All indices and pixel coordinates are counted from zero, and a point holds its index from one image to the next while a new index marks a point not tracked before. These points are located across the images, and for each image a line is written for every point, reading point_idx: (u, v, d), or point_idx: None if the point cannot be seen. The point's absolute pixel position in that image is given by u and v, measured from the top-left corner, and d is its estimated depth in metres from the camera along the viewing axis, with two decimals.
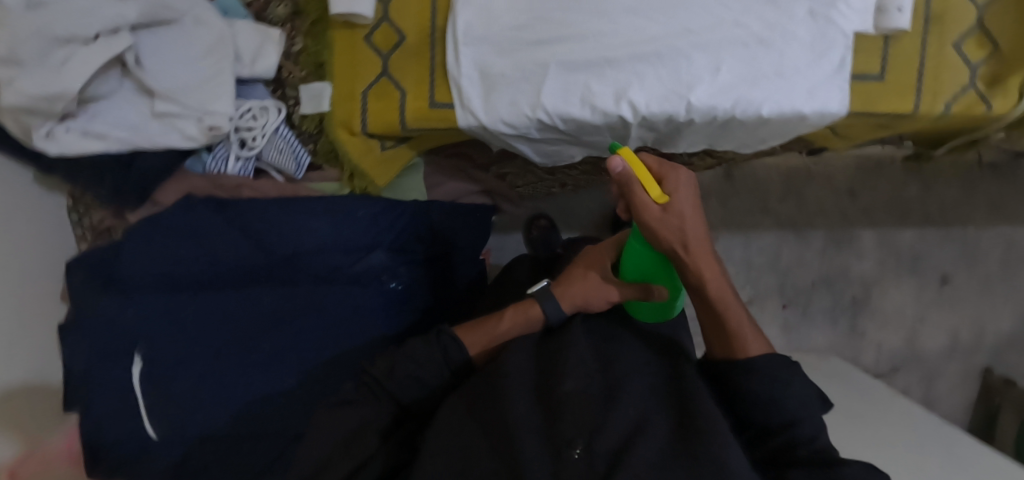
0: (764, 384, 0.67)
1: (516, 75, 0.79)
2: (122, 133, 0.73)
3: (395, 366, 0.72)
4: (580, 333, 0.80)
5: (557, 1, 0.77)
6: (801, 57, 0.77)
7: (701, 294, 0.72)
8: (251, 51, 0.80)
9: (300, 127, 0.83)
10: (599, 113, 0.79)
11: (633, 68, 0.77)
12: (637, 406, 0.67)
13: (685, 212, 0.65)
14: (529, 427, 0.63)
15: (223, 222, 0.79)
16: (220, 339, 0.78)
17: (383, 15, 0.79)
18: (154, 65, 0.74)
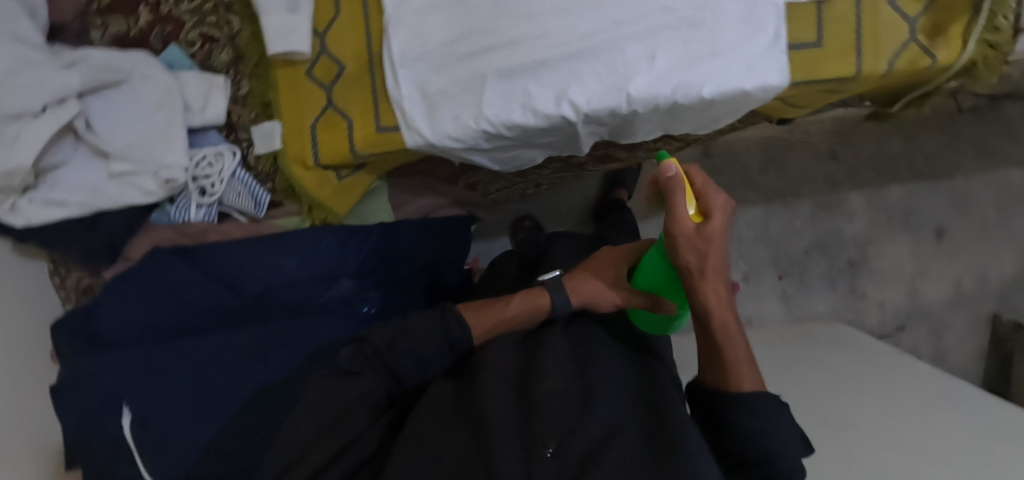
0: (751, 415, 0.66)
1: (456, 89, 0.80)
2: (82, 197, 0.75)
3: (396, 338, 0.74)
4: (560, 338, 0.80)
5: (486, 12, 0.78)
6: (734, 34, 0.77)
7: (703, 321, 0.69)
8: (199, 100, 0.83)
9: (256, 167, 0.86)
10: (542, 116, 0.79)
11: (569, 68, 0.78)
12: (613, 407, 0.67)
13: (718, 237, 0.63)
14: (504, 426, 0.64)
15: (192, 270, 0.81)
16: (203, 373, 0.78)
17: (321, 48, 0.82)
18: (105, 127, 0.76)
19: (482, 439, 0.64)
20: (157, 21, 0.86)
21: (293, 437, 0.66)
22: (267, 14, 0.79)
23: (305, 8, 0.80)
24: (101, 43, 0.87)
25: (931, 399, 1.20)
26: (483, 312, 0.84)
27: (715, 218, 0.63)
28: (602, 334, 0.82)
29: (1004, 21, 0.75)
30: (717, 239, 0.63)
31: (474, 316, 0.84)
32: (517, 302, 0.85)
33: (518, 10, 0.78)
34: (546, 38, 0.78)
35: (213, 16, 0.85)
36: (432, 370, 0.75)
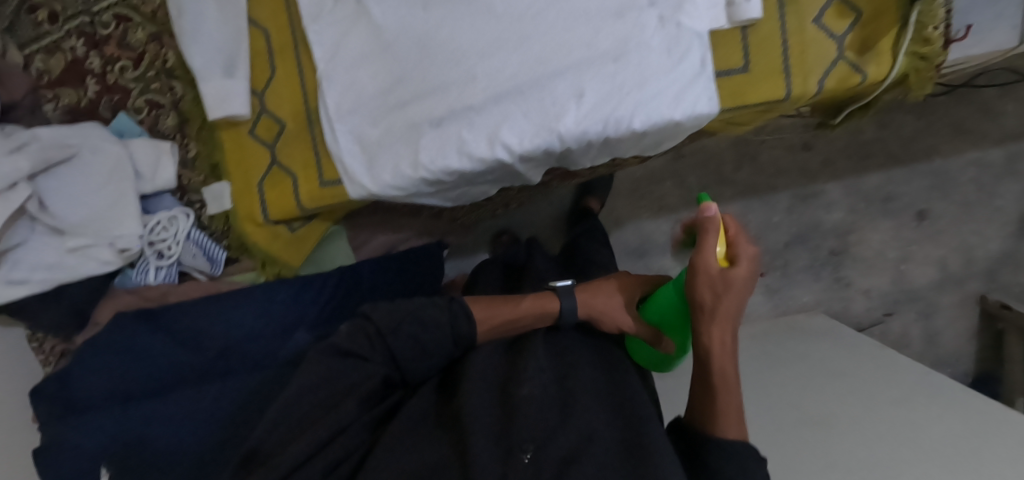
0: (730, 461, 0.64)
1: (392, 140, 0.81)
2: (43, 274, 0.78)
3: (402, 324, 0.73)
4: (540, 346, 0.80)
5: (414, 62, 0.79)
6: (660, 65, 0.77)
7: (700, 361, 0.71)
8: (150, 166, 0.86)
9: (210, 227, 0.89)
10: (477, 160, 0.81)
11: (499, 111, 0.79)
12: (589, 416, 0.68)
13: (739, 283, 0.68)
14: (483, 428, 0.64)
15: (155, 333, 0.85)
16: (179, 419, 0.81)
17: (261, 108, 0.84)
18: (58, 205, 0.79)
19: (461, 442, 0.64)
20: (105, 91, 0.89)
21: (281, 425, 0.64)
22: (204, 81, 0.81)
23: (241, 71, 0.82)
24: (54, 115, 0.89)
25: (918, 394, 1.15)
26: (496, 310, 0.84)
27: (740, 266, 0.68)
28: (580, 349, 0.83)
29: (933, 32, 0.75)
30: (737, 286, 0.67)
31: (484, 311, 0.83)
32: (527, 302, 0.85)
33: (444, 57, 0.79)
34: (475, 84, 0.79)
35: (156, 83, 0.88)
36: (433, 362, 0.75)
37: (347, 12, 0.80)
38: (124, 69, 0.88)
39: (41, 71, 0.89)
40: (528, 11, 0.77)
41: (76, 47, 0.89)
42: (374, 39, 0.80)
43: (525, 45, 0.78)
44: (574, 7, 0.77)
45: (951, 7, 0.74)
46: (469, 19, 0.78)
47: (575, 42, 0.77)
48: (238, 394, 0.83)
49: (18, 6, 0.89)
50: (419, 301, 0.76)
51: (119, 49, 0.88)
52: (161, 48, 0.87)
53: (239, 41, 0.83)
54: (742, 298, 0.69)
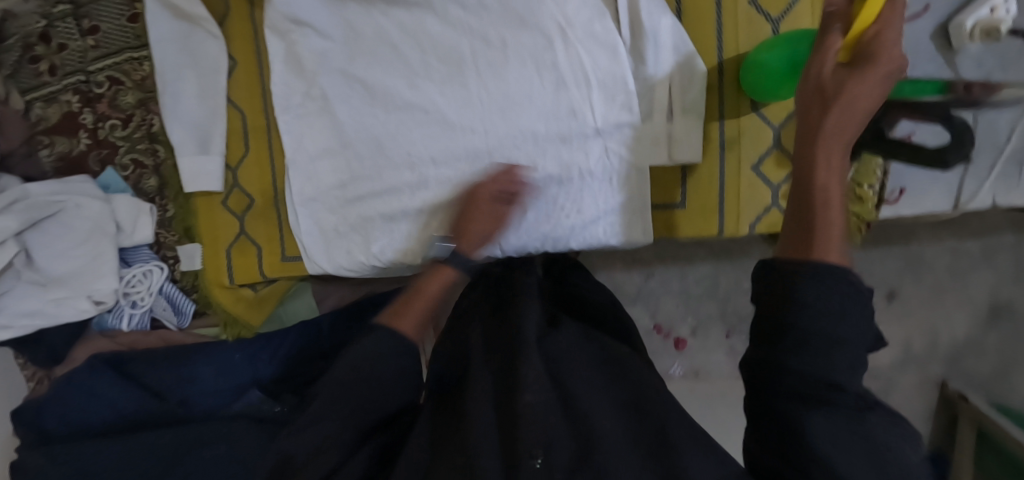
0: (827, 297, 0.49)
1: (348, 228, 0.88)
2: (24, 321, 0.86)
3: (349, 374, 0.67)
4: (536, 360, 0.72)
5: (370, 162, 0.85)
6: (594, 193, 0.82)
7: (805, 195, 0.53)
8: (129, 222, 0.92)
9: (182, 281, 0.97)
10: (424, 256, 0.86)
11: (446, 216, 0.84)
12: (593, 422, 0.68)
13: (866, 73, 0.53)
14: (491, 446, 0.65)
15: (122, 378, 0.93)
16: (140, 457, 0.86)
17: (232, 183, 0.91)
18: (43, 258, 0.88)
19: (466, 459, 0.64)
20: (94, 146, 0.95)
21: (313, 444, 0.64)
22: (181, 156, 0.88)
23: (216, 148, 0.89)
24: (48, 161, 0.95)
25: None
26: (403, 308, 0.73)
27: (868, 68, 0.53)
28: (581, 354, 0.79)
29: (866, 191, 0.78)
30: (862, 72, 0.53)
31: (392, 319, 0.72)
32: (432, 284, 0.75)
33: (398, 159, 0.84)
34: (426, 187, 0.84)
35: (143, 145, 0.94)
36: (393, 391, 0.69)
37: (317, 108, 0.85)
38: (113, 127, 0.94)
39: (39, 118, 0.94)
40: (477, 126, 0.82)
41: (71, 102, 0.94)
42: (334, 135, 0.85)
43: (473, 158, 0.83)
44: (520, 127, 0.81)
45: (887, 169, 0.78)
46: (422, 128, 0.83)
47: (519, 160, 0.82)
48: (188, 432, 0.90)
49: (19, 55, 0.92)
50: (355, 343, 0.70)
51: (110, 109, 0.94)
52: (148, 114, 0.93)
53: (215, 118, 0.89)
54: (870, 94, 0.53)
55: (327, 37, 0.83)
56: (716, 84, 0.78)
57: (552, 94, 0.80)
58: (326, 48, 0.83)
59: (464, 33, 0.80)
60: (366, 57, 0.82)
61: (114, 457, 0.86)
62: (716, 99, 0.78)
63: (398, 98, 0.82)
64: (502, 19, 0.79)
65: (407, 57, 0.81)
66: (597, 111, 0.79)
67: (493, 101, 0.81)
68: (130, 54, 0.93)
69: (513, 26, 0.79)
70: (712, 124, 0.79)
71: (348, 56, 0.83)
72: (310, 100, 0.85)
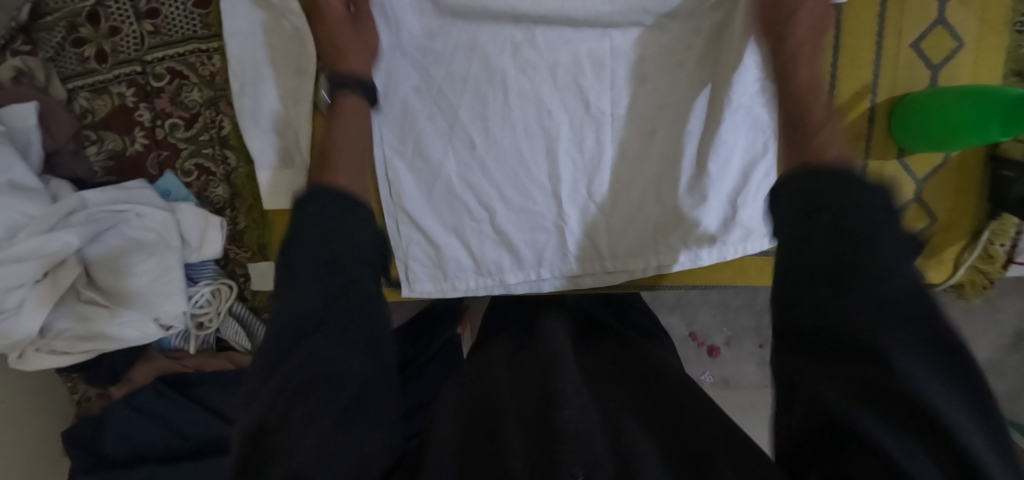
0: (860, 194, 0.44)
1: (436, 198, 0.83)
2: (87, 347, 0.78)
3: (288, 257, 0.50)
4: (572, 373, 0.58)
5: (472, 128, 0.80)
6: (680, 248, 0.81)
7: (790, 97, 0.57)
8: (196, 236, 0.84)
9: (252, 299, 0.89)
10: (507, 244, 0.84)
11: (537, 197, 0.82)
12: (641, 443, 0.51)
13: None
14: (529, 466, 0.48)
15: (186, 400, 0.86)
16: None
17: None
18: (104, 279, 0.78)
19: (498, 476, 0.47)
20: (153, 146, 0.85)
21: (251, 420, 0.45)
22: (263, 169, 0.81)
23: (301, 161, 0.81)
24: (97, 160, 0.85)
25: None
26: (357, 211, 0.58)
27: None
28: (617, 369, 0.63)
29: (999, 249, 0.76)
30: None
31: None
32: None
33: (499, 120, 0.79)
34: (516, 227, 0.83)
35: (210, 149, 0.84)
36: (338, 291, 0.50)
37: (401, 129, 0.81)
38: (174, 127, 0.84)
39: (85, 110, 0.84)
40: (568, 173, 0.81)
41: (125, 94, 0.83)
42: (434, 98, 0.79)
43: (567, 204, 0.82)
44: (619, 177, 0.81)
45: (1022, 228, 0.75)
46: (508, 159, 0.81)
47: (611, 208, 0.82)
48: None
49: (63, 37, 0.82)
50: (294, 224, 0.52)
51: (171, 105, 0.83)
52: (217, 115, 0.83)
53: (301, 127, 0.80)
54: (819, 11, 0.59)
55: (404, 53, 0.78)
56: (864, 131, 0.73)
57: (663, 130, 0.79)
58: (406, 70, 0.78)
59: (558, 84, 0.78)
60: (446, 82, 0.79)
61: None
62: (862, 147, 0.74)
63: (492, 123, 0.80)
64: (592, 67, 0.77)
65: (493, 93, 0.78)
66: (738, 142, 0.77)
67: (583, 147, 0.80)
68: (198, 45, 0.81)
69: (615, 57, 0.77)
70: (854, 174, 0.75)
71: (450, 15, 0.76)
72: (391, 113, 0.80)
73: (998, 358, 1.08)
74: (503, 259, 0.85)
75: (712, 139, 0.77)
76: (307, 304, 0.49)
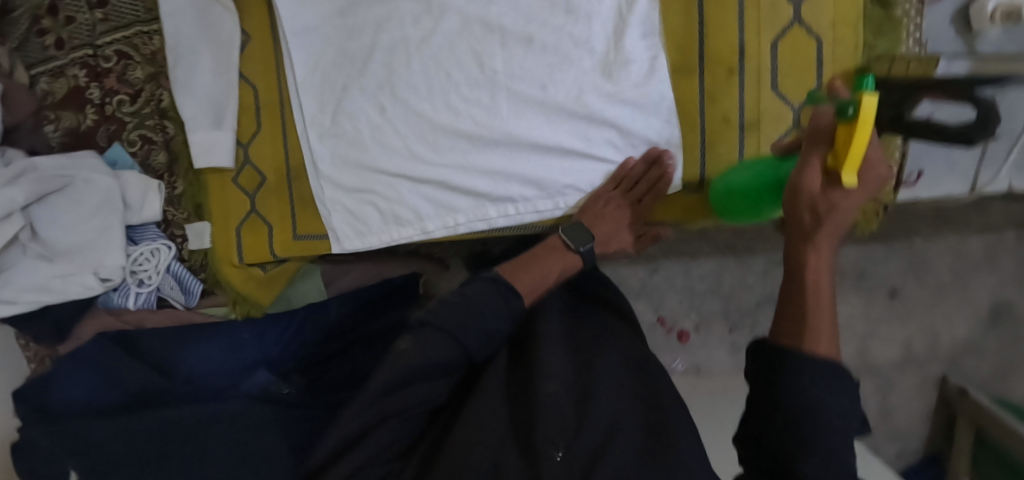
0: (815, 366, 0.51)
1: (365, 183, 0.85)
2: (30, 296, 0.86)
3: (405, 378, 0.63)
4: (556, 349, 0.74)
5: (376, 95, 0.83)
6: (587, 184, 0.82)
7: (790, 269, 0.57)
8: (138, 198, 0.91)
9: (190, 260, 0.96)
10: (438, 205, 0.85)
11: (456, 158, 0.83)
12: (610, 409, 0.66)
13: (852, 194, 0.53)
14: (503, 438, 0.63)
15: (126, 352, 0.92)
16: (148, 431, 0.84)
17: (245, 159, 0.89)
18: (50, 232, 0.87)
19: (484, 443, 0.63)
20: (103, 121, 0.94)
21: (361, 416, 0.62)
22: (194, 131, 0.86)
23: (229, 123, 0.87)
24: (54, 136, 0.94)
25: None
26: (529, 269, 0.75)
27: (859, 189, 0.53)
28: (608, 345, 0.77)
29: (885, 173, 0.77)
30: (837, 210, 0.54)
31: (524, 283, 0.73)
32: (557, 263, 0.77)
33: (409, 77, 0.81)
34: (425, 181, 0.84)
35: (152, 120, 0.93)
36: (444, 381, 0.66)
37: (318, 94, 0.85)
38: (121, 103, 0.93)
39: (45, 93, 0.93)
40: (473, 127, 0.81)
41: (78, 76, 0.92)
42: (343, 67, 0.83)
43: (471, 153, 0.82)
44: (520, 132, 0.81)
45: (905, 151, 0.78)
46: (422, 127, 0.82)
47: (523, 153, 0.82)
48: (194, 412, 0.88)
49: (26, 28, 0.90)
50: (409, 340, 0.66)
51: (119, 84, 0.92)
52: (158, 89, 0.92)
53: (228, 95, 0.87)
54: (855, 208, 0.54)
55: (317, 32, 0.83)
56: (735, 64, 0.78)
57: (556, 81, 0.79)
58: (319, 44, 0.83)
59: (457, 47, 0.80)
60: (357, 53, 0.82)
61: (112, 432, 0.83)
62: (735, 80, 0.78)
63: (409, 92, 0.82)
64: (482, 30, 0.79)
65: (400, 61, 0.81)
66: (626, 76, 0.78)
67: (495, 102, 0.81)
68: (141, 28, 0.92)
69: (505, 14, 0.78)
70: (731, 106, 0.79)
71: None
72: (311, 83, 0.84)
73: (898, 330, 1.47)
74: (423, 213, 0.85)
75: (607, 78, 0.79)
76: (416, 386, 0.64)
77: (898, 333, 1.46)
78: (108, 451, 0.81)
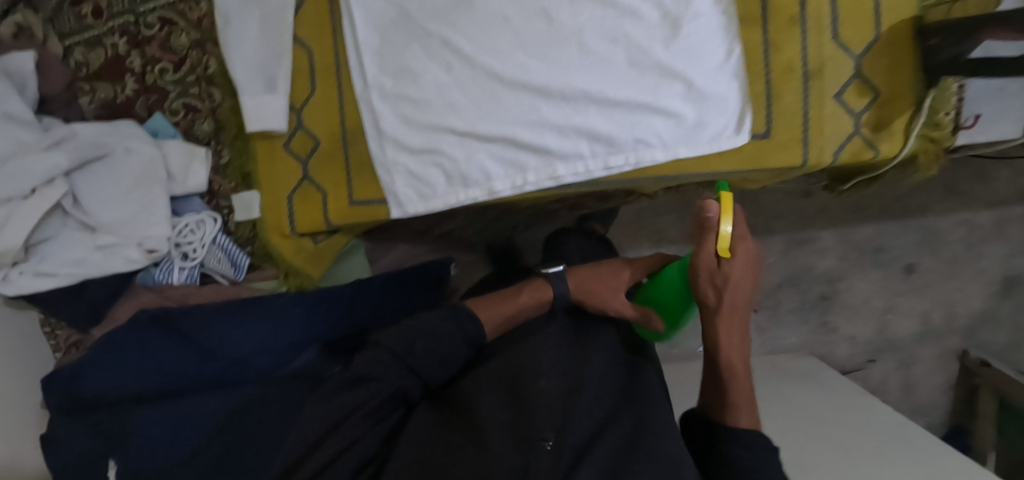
0: (748, 450, 0.67)
1: (430, 145, 0.84)
2: (70, 269, 0.81)
3: (414, 341, 0.77)
4: (554, 347, 0.81)
5: (442, 54, 0.82)
6: (655, 139, 0.82)
7: (713, 362, 0.75)
8: (181, 169, 0.87)
9: (237, 233, 0.93)
10: (504, 163, 0.84)
11: (522, 116, 0.82)
12: (598, 405, 0.72)
13: (737, 265, 0.71)
14: (500, 429, 0.67)
15: (169, 334, 0.86)
16: (189, 427, 0.81)
17: (297, 124, 0.87)
18: (92, 202, 0.82)
19: (477, 435, 0.67)
20: (142, 91, 0.90)
21: (323, 418, 0.69)
22: (245, 94, 0.84)
23: (282, 87, 0.84)
24: (89, 108, 0.90)
25: (890, 445, 1.16)
26: (495, 305, 0.90)
27: (738, 256, 0.71)
28: (602, 347, 0.84)
29: (944, 118, 0.80)
30: (728, 283, 0.72)
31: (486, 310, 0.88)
32: (525, 295, 0.91)
33: (476, 33, 0.81)
34: (495, 140, 0.83)
35: (196, 88, 0.90)
36: (452, 366, 0.81)
37: (380, 55, 0.83)
38: (164, 71, 0.90)
39: (80, 64, 0.89)
40: (541, 82, 0.81)
41: (118, 44, 0.89)
42: (405, 26, 0.82)
43: (539, 110, 0.82)
44: (588, 88, 0.80)
45: (962, 95, 0.80)
46: (485, 87, 0.82)
47: (592, 109, 0.82)
48: (237, 401, 0.85)
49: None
50: (422, 318, 0.81)
51: (161, 51, 0.89)
52: (204, 55, 0.89)
53: (280, 58, 0.84)
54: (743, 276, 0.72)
55: None
56: (797, 14, 0.79)
57: (623, 35, 0.80)
58: (378, 5, 0.83)
59: (521, 4, 0.80)
60: (419, 13, 0.81)
61: (149, 428, 0.79)
62: (797, 29, 0.79)
63: (480, 49, 0.81)
64: None
65: (464, 19, 0.81)
66: (691, 30, 0.79)
67: (561, 56, 0.81)
68: None
69: None
70: (795, 54, 0.80)
71: None
72: (373, 44, 0.83)
73: (918, 304, 1.50)
74: (491, 172, 0.84)
75: (674, 31, 0.79)
76: (422, 349, 0.77)
77: (918, 307, 1.50)
78: (145, 445, 0.78)
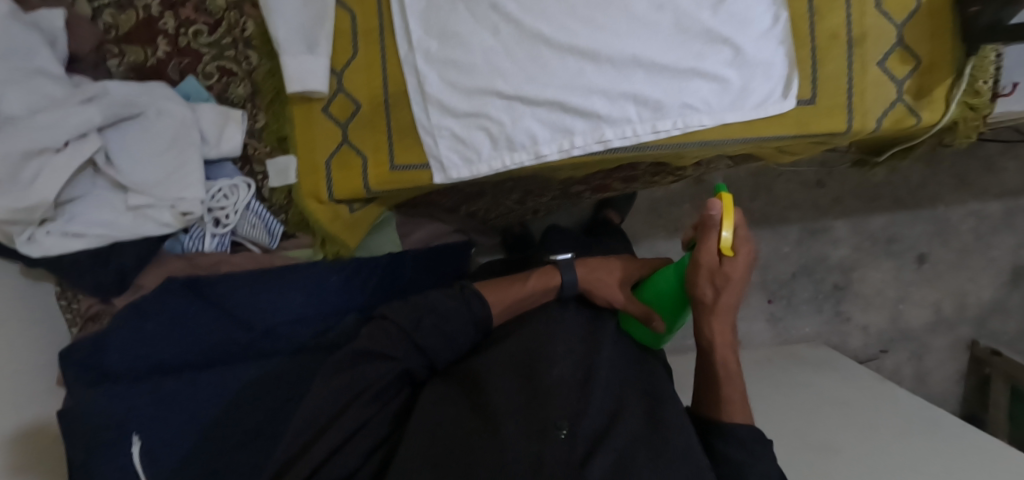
0: (739, 447, 0.65)
1: (476, 109, 0.83)
2: (98, 231, 0.78)
3: (423, 317, 0.70)
4: (564, 330, 0.76)
5: (487, 17, 0.81)
6: (703, 105, 0.82)
7: (706, 351, 0.71)
8: (215, 131, 0.85)
9: (271, 199, 0.91)
10: (549, 127, 0.83)
11: (567, 80, 0.81)
12: (611, 394, 0.68)
13: (737, 267, 0.65)
14: (511, 414, 0.62)
15: (202, 302, 0.82)
16: (201, 404, 0.77)
17: (337, 87, 0.85)
18: (123, 161, 0.78)
19: (487, 421, 0.62)
20: (175, 54, 0.87)
21: (320, 404, 0.61)
22: (285, 54, 0.80)
23: (323, 48, 0.82)
24: (117, 70, 0.88)
25: (921, 427, 1.09)
26: (504, 290, 0.82)
27: (740, 257, 0.64)
28: (608, 332, 0.79)
29: (983, 85, 0.82)
30: (725, 284, 0.66)
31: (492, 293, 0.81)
32: (534, 280, 0.82)
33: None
34: (542, 104, 0.82)
35: (231, 51, 0.88)
36: (461, 345, 0.74)
37: (424, 18, 0.83)
38: (198, 33, 0.87)
39: (108, 26, 0.86)
40: (588, 46, 0.80)
41: (149, 5, 0.86)
42: None
43: (586, 74, 0.81)
44: (636, 52, 0.80)
45: (999, 63, 0.82)
46: (532, 50, 0.81)
47: (639, 74, 0.81)
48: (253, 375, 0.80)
49: None
50: (431, 295, 0.74)
51: (195, 13, 0.86)
52: (240, 17, 0.86)
53: (321, 19, 0.83)
54: (740, 278, 0.66)
55: None
56: None
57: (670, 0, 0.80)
58: None
59: None
60: None
61: (162, 411, 0.75)
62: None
63: (527, 11, 0.80)
64: None
65: None
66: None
67: (608, 20, 0.80)
68: None
69: None
70: (839, 22, 0.81)
71: None
72: (418, 7, 0.83)
73: (929, 294, 1.52)
74: (538, 136, 0.83)
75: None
76: (435, 329, 0.71)
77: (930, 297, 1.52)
78: (165, 424, 0.74)
